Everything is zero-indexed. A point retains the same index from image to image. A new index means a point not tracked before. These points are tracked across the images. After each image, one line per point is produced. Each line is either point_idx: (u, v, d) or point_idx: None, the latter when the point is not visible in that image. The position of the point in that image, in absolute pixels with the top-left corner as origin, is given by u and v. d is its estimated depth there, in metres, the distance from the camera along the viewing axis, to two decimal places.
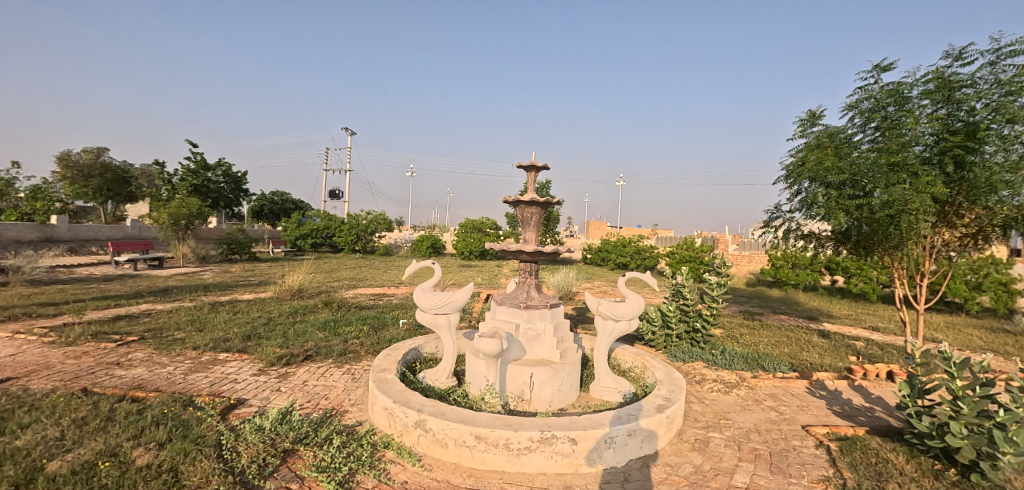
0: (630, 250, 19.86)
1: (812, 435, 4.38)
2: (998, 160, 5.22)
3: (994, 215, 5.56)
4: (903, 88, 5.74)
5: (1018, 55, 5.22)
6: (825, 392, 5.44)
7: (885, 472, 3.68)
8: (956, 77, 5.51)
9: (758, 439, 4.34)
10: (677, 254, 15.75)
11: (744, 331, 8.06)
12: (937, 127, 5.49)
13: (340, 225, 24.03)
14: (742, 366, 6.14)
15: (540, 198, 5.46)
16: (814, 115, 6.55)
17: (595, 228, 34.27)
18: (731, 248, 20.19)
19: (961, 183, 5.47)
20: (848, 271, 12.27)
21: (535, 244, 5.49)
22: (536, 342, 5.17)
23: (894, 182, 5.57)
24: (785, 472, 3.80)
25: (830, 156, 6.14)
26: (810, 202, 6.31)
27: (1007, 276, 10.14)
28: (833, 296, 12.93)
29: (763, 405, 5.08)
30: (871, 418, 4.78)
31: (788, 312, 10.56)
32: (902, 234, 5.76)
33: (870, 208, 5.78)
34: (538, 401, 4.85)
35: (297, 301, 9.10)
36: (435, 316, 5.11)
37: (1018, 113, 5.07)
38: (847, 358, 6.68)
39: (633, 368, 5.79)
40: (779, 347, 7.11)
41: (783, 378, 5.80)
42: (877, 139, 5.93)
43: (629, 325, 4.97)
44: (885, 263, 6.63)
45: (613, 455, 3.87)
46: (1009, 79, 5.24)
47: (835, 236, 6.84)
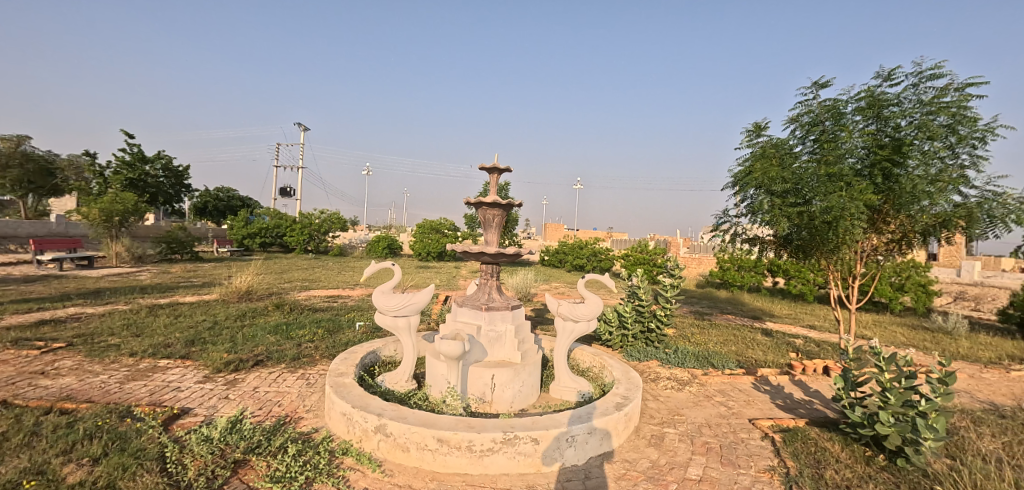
0: (587, 252, 20.30)
1: (758, 428, 4.65)
2: (920, 174, 5.75)
3: (916, 221, 6.13)
4: (838, 105, 6.21)
5: (936, 78, 5.77)
6: (769, 387, 5.79)
7: (823, 460, 3.96)
8: (885, 96, 6.03)
9: (709, 433, 4.55)
10: (631, 256, 16.24)
11: (695, 331, 8.44)
12: (868, 141, 5.97)
13: (291, 224, 23.08)
14: (693, 363, 6.44)
15: (502, 201, 5.49)
16: (760, 126, 6.95)
17: (552, 231, 34.89)
18: (682, 251, 21.09)
19: (888, 193, 5.97)
20: (788, 273, 13.11)
21: (496, 246, 5.50)
22: (496, 343, 5.18)
23: (831, 191, 6.00)
24: (734, 464, 4.01)
25: (775, 165, 6.55)
26: (756, 208, 6.70)
27: (925, 279, 11.15)
28: (774, 297, 13.79)
29: (713, 401, 5.33)
30: (810, 410, 5.12)
31: (734, 311, 11.16)
32: (837, 239, 6.22)
33: (810, 215, 6.21)
34: (498, 402, 4.86)
35: (246, 304, 8.66)
36: (394, 319, 5.05)
37: (936, 131, 5.62)
38: (787, 355, 7.14)
39: (592, 367, 5.92)
40: (726, 345, 7.50)
41: (731, 374, 6.12)
42: (816, 150, 6.39)
43: (588, 327, 5.07)
44: (822, 266, 7.14)
45: (574, 454, 3.95)
46: (930, 100, 5.79)
47: (777, 240, 7.28)
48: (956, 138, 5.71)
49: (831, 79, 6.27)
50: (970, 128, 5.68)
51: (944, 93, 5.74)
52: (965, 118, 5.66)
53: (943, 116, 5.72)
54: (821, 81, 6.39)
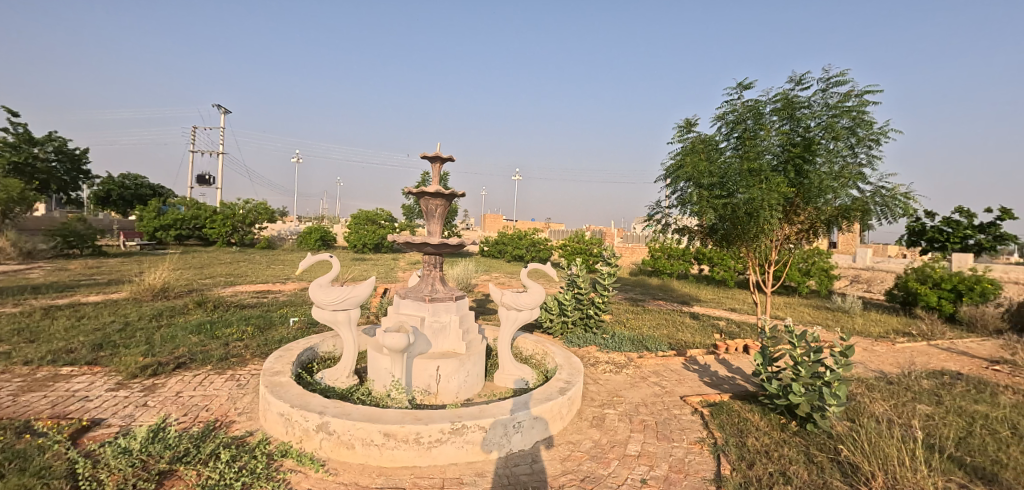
0: (526, 242, 20.58)
1: (689, 404, 5.00)
2: (826, 170, 6.39)
3: (822, 212, 6.83)
4: (759, 105, 6.74)
5: (840, 85, 6.42)
6: (697, 366, 6.23)
7: (744, 429, 4.35)
8: (797, 99, 6.62)
9: (646, 412, 4.84)
10: (569, 246, 16.68)
11: (630, 316, 8.88)
12: (783, 139, 6.55)
13: (211, 215, 21.34)
14: (629, 347, 6.79)
15: (445, 190, 5.43)
16: (689, 123, 7.38)
17: (491, 221, 35.00)
18: (616, 241, 21.98)
19: (800, 187, 6.59)
20: (712, 261, 14.10)
21: (439, 236, 5.45)
22: (441, 334, 5.14)
23: (752, 184, 6.53)
24: (668, 438, 4.30)
25: (702, 160, 7.00)
26: (686, 200, 7.15)
27: (827, 264, 12.44)
28: (699, 283, 14.79)
29: (648, 381, 5.66)
30: (733, 385, 5.58)
31: (665, 297, 11.86)
32: (757, 229, 6.79)
33: (734, 206, 6.72)
34: (444, 393, 4.85)
35: (162, 302, 7.94)
36: (334, 313, 4.87)
37: (839, 133, 6.28)
38: (712, 336, 7.73)
39: (535, 355, 6.05)
40: (659, 329, 7.98)
41: (663, 356, 6.52)
42: (738, 146, 6.91)
43: (531, 315, 5.18)
44: (742, 253, 7.76)
45: (520, 439, 4.04)
46: (835, 104, 6.44)
47: (703, 230, 7.81)
48: (856, 139, 6.40)
49: (753, 81, 6.78)
50: (867, 130, 6.39)
51: (846, 99, 6.40)
52: (864, 121, 6.36)
53: (846, 119, 6.38)
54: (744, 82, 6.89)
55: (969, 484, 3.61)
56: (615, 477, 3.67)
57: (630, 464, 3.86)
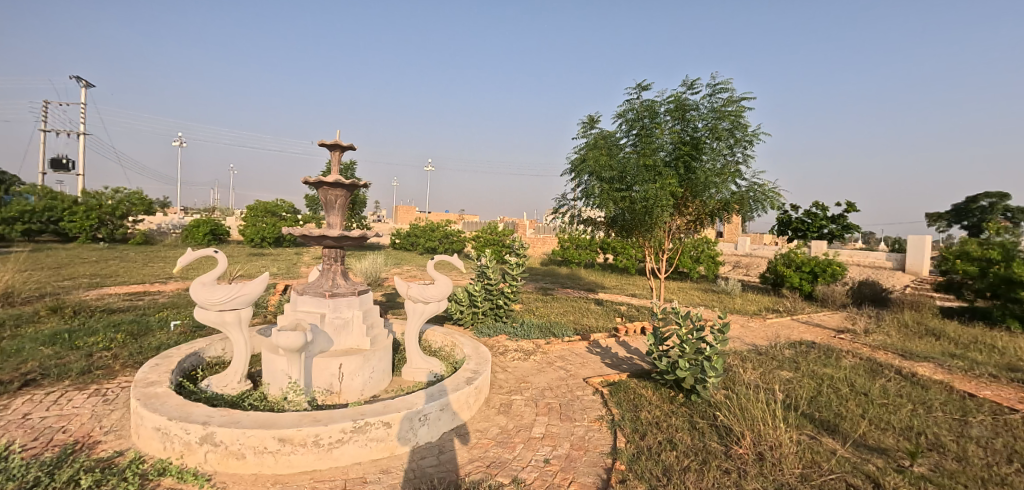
0: (439, 235, 20.37)
1: (590, 385, 5.29)
2: (710, 168, 7.04)
3: (707, 205, 7.52)
4: (655, 105, 7.22)
5: (723, 91, 7.07)
6: (599, 349, 6.60)
7: (638, 404, 4.70)
8: (688, 102, 7.19)
9: (551, 395, 5.03)
10: (481, 237, 16.78)
11: (539, 305, 9.18)
12: (675, 138, 7.09)
13: (70, 207, 18.47)
14: (537, 334, 7.01)
15: (345, 180, 5.18)
16: (592, 119, 7.73)
17: (403, 213, 34.12)
18: (528, 232, 22.52)
19: (689, 183, 7.20)
20: (616, 250, 14.98)
21: (340, 228, 5.20)
22: (344, 331, 4.92)
23: (647, 179, 7.02)
24: (571, 418, 4.52)
25: (604, 155, 7.37)
26: (589, 192, 7.50)
27: (713, 252, 13.79)
28: (604, 271, 15.66)
29: (554, 366, 5.89)
30: (630, 365, 6.00)
31: (573, 285, 12.40)
32: (652, 220, 7.32)
33: (631, 199, 7.19)
34: (347, 392, 4.65)
35: (3, 310, 6.75)
36: (221, 314, 4.46)
37: (721, 134, 6.93)
38: (614, 319, 8.24)
39: (444, 347, 6.02)
40: (565, 316, 8.35)
41: (569, 341, 6.83)
42: (636, 143, 7.37)
43: (438, 307, 5.14)
44: (640, 243, 8.34)
45: (427, 432, 4.01)
46: (718, 108, 7.08)
47: (606, 221, 8.26)
48: (735, 139, 7.10)
49: (649, 83, 7.25)
50: (744, 132, 7.11)
51: (727, 103, 7.07)
52: (741, 125, 7.05)
53: (727, 122, 7.04)
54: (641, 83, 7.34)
55: (817, 435, 4.22)
56: (519, 459, 3.78)
57: (534, 446, 3.99)
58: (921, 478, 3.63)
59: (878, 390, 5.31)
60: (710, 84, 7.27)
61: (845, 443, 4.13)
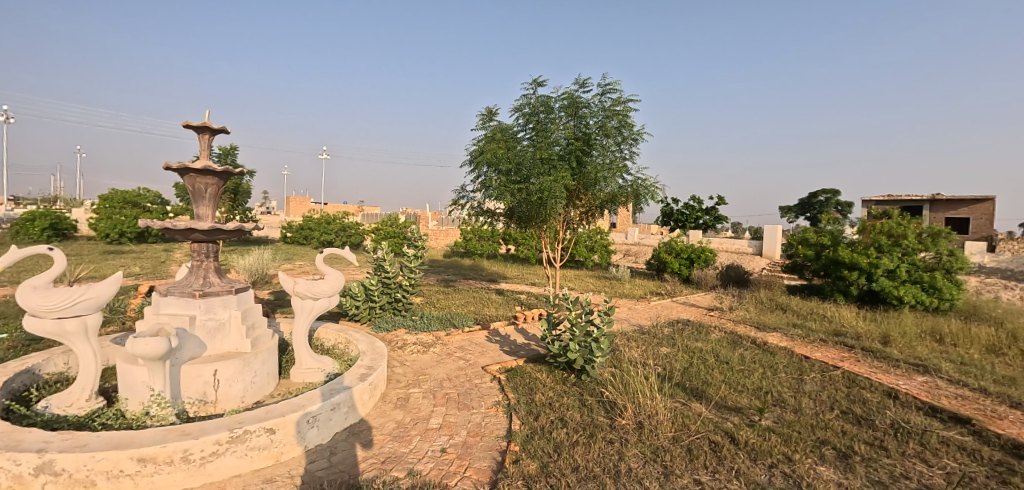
0: (335, 227, 19.31)
1: (488, 372, 5.40)
2: (600, 163, 7.48)
3: (597, 198, 7.99)
4: (549, 101, 7.48)
5: (612, 91, 7.51)
6: (499, 337, 6.76)
7: (534, 387, 4.91)
8: (580, 100, 7.53)
9: (450, 385, 5.05)
10: (381, 230, 16.23)
11: (440, 297, 9.13)
12: (568, 134, 7.41)
13: None
14: (437, 326, 6.98)
15: (217, 168, 4.69)
16: (491, 112, 7.81)
17: (295, 205, 31.78)
18: (431, 224, 22.22)
19: (581, 177, 7.58)
20: (517, 241, 15.37)
21: (212, 221, 4.70)
22: (219, 334, 4.48)
23: (542, 172, 7.28)
24: (469, 406, 4.58)
25: (502, 147, 7.51)
26: (487, 184, 7.60)
27: (605, 241, 14.75)
28: (506, 261, 16.01)
29: (453, 357, 5.91)
30: (527, 351, 6.23)
31: (475, 276, 12.50)
32: (547, 212, 7.63)
33: (528, 191, 7.42)
34: (225, 400, 4.25)
35: None
36: (58, 322, 3.82)
37: (609, 131, 7.38)
38: (513, 308, 8.48)
39: (337, 345, 5.75)
40: (466, 306, 8.41)
41: (468, 331, 6.89)
42: (532, 137, 7.60)
43: (329, 303, 4.89)
44: (537, 234, 8.65)
45: (317, 434, 3.81)
46: (608, 107, 7.52)
47: (505, 213, 8.45)
48: (622, 137, 7.59)
49: (545, 79, 7.48)
50: (631, 131, 7.63)
51: (616, 103, 7.53)
52: (628, 124, 7.55)
53: (615, 120, 7.51)
54: (538, 79, 7.55)
55: (687, 401, 4.74)
56: (415, 452, 3.75)
57: (430, 437, 3.99)
58: (766, 430, 4.25)
59: (737, 358, 6.09)
60: (600, 83, 7.69)
61: (710, 406, 4.69)
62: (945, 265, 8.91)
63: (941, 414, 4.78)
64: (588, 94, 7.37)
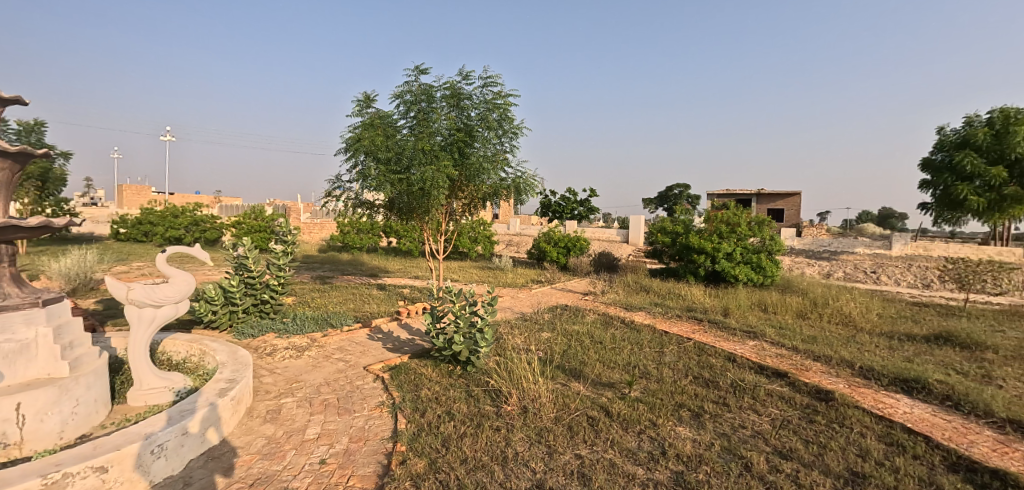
0: (184, 221, 16.83)
1: (370, 372, 5.15)
2: (482, 155, 7.52)
3: (479, 189, 8.04)
4: (431, 89, 7.30)
5: (494, 84, 7.57)
6: (381, 335, 6.49)
7: (419, 383, 4.80)
8: (463, 91, 7.47)
9: (328, 390, 4.72)
10: (243, 224, 14.53)
11: (315, 295, 8.48)
12: (450, 124, 7.31)
13: None
14: (312, 327, 6.47)
15: (12, 148, 3.75)
16: (368, 97, 7.38)
17: (129, 195, 27.03)
18: (303, 217, 20.52)
19: (464, 168, 7.55)
20: (399, 234, 14.88)
21: (6, 216, 3.76)
22: (22, 358, 3.61)
23: (424, 162, 7.11)
24: (350, 410, 4.32)
25: (380, 135, 7.17)
26: (365, 174, 7.21)
27: (488, 232, 14.99)
28: (388, 254, 15.44)
29: (331, 359, 5.53)
30: (412, 346, 6.08)
31: (354, 272, 11.84)
32: (429, 203, 7.48)
33: (409, 182, 7.20)
34: (35, 439, 3.45)
35: None
36: None
37: (491, 124, 7.45)
38: (396, 303, 8.21)
39: (189, 357, 5.02)
40: (345, 304, 7.93)
41: (348, 330, 6.51)
42: (414, 126, 7.36)
43: (176, 310, 4.27)
44: (419, 226, 8.46)
45: (166, 465, 3.28)
46: (489, 100, 7.56)
47: (385, 205, 8.11)
48: (503, 130, 7.69)
49: (427, 67, 7.28)
50: (512, 125, 7.77)
51: (498, 96, 7.61)
52: (508, 117, 7.69)
53: (497, 113, 7.60)
54: (419, 66, 7.31)
55: (566, 382, 5.04)
56: (290, 468, 3.43)
57: (307, 449, 3.69)
58: (635, 400, 4.70)
59: (609, 338, 6.62)
60: (482, 76, 7.70)
61: (587, 384, 5.03)
62: (767, 248, 10.61)
63: (766, 371, 5.72)
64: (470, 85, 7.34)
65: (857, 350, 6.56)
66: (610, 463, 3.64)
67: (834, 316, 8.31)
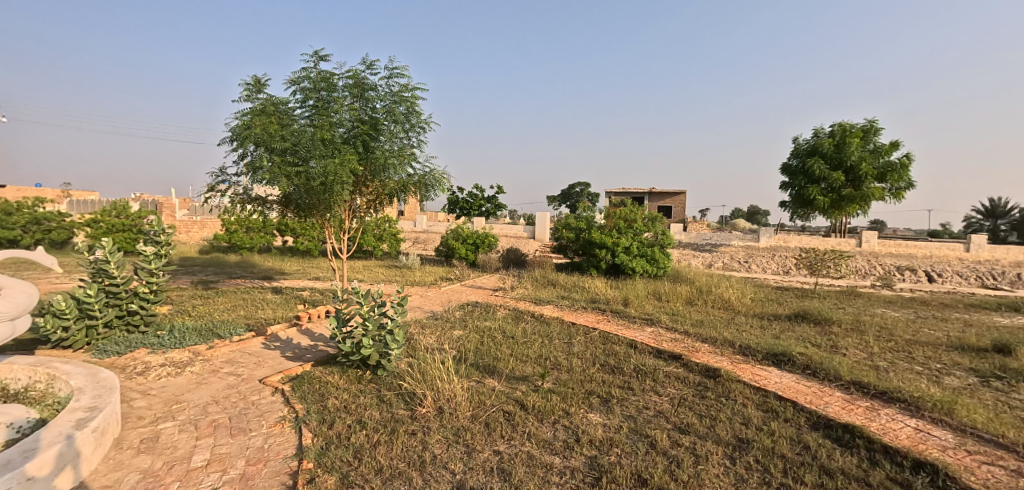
0: (20, 220, 14.04)
1: (268, 385, 4.68)
2: (388, 149, 7.19)
3: (385, 185, 7.69)
4: (332, 77, 6.82)
5: (400, 76, 7.28)
6: (278, 343, 5.94)
7: (326, 393, 4.47)
8: (367, 81, 7.07)
9: (217, 410, 4.20)
10: (101, 222, 12.47)
11: (196, 302, 7.52)
12: (354, 116, 6.89)
13: None
14: (194, 340, 5.72)
15: None
16: (259, 81, 6.69)
17: None
18: (180, 214, 18.20)
19: (368, 163, 7.16)
20: (295, 232, 13.78)
21: None
22: None
23: (324, 155, 6.63)
24: (245, 430, 3.88)
25: (274, 124, 6.56)
26: (256, 166, 6.53)
27: (395, 230, 14.46)
28: (283, 255, 14.23)
29: (219, 374, 4.93)
30: (315, 353, 5.64)
31: (244, 274, 10.73)
32: (330, 199, 7.00)
33: (307, 176, 6.68)
34: None
35: None
36: None
37: (398, 117, 7.16)
38: (295, 307, 7.57)
39: (32, 385, 4.16)
40: (234, 311, 7.14)
41: (239, 340, 5.86)
42: (312, 116, 6.82)
43: (14, 328, 3.56)
44: (319, 223, 7.90)
45: None
46: (395, 93, 7.25)
47: (279, 200, 7.45)
48: (410, 125, 7.42)
49: (327, 53, 6.78)
50: (419, 119, 7.52)
51: (404, 89, 7.32)
52: (416, 111, 7.44)
53: (404, 106, 7.31)
54: (319, 51, 6.79)
55: (481, 379, 5.01)
56: None
57: (194, 479, 3.24)
58: (548, 391, 4.81)
59: (521, 332, 6.71)
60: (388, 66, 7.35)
61: (501, 379, 5.05)
62: (659, 241, 11.48)
63: (663, 354, 6.18)
64: (375, 76, 6.97)
65: (737, 331, 7.35)
66: (528, 456, 3.68)
67: (716, 302, 9.25)
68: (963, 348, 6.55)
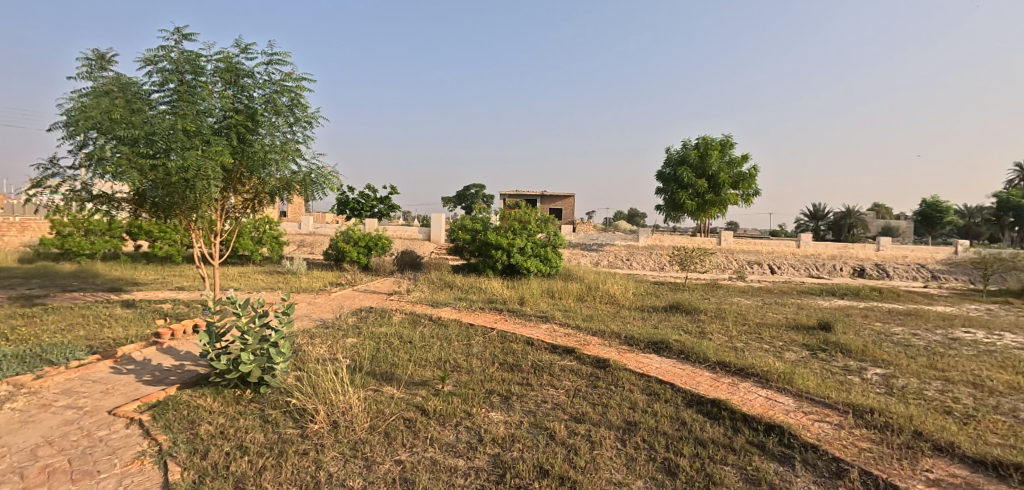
0: None
1: (120, 416, 3.99)
2: (267, 143, 6.56)
3: (265, 183, 7.01)
4: (198, 59, 6.04)
5: (282, 64, 6.69)
6: (133, 365, 5.10)
7: (197, 419, 3.94)
8: (242, 66, 6.38)
9: (52, 452, 3.48)
10: None
11: (16, 323, 6.16)
12: (226, 104, 6.17)
13: None
14: (15, 369, 4.68)
15: None
16: (103, 57, 5.70)
17: None
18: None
19: (243, 157, 6.47)
20: (152, 235, 11.98)
21: None
22: None
23: (188, 147, 5.84)
24: (92, 472, 3.27)
25: (122, 108, 5.63)
26: (97, 157, 5.55)
27: (277, 232, 13.27)
28: (136, 262, 12.29)
29: (53, 409, 4.09)
30: (181, 374, 4.94)
31: (84, 286, 9.06)
32: (197, 197, 6.18)
33: (167, 170, 5.84)
34: None
35: None
36: None
37: (280, 108, 6.58)
38: (154, 323, 6.57)
39: None
40: (71, 331, 5.98)
41: (78, 366, 4.92)
42: (173, 102, 5.98)
43: None
44: (183, 225, 6.96)
45: None
46: (276, 81, 6.64)
47: (131, 198, 6.41)
48: (294, 118, 6.85)
49: (193, 31, 6.00)
50: (304, 112, 6.97)
51: (286, 78, 6.74)
52: (301, 104, 6.90)
53: (286, 97, 6.73)
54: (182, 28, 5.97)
55: (378, 387, 4.79)
56: None
57: None
58: (449, 394, 4.76)
59: (419, 336, 6.55)
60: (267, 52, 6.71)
61: (400, 386, 4.88)
62: (552, 241, 12.00)
63: (558, 349, 6.45)
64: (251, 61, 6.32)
65: (622, 323, 7.94)
66: (431, 462, 3.59)
67: (603, 297, 9.91)
68: (798, 327, 7.78)
